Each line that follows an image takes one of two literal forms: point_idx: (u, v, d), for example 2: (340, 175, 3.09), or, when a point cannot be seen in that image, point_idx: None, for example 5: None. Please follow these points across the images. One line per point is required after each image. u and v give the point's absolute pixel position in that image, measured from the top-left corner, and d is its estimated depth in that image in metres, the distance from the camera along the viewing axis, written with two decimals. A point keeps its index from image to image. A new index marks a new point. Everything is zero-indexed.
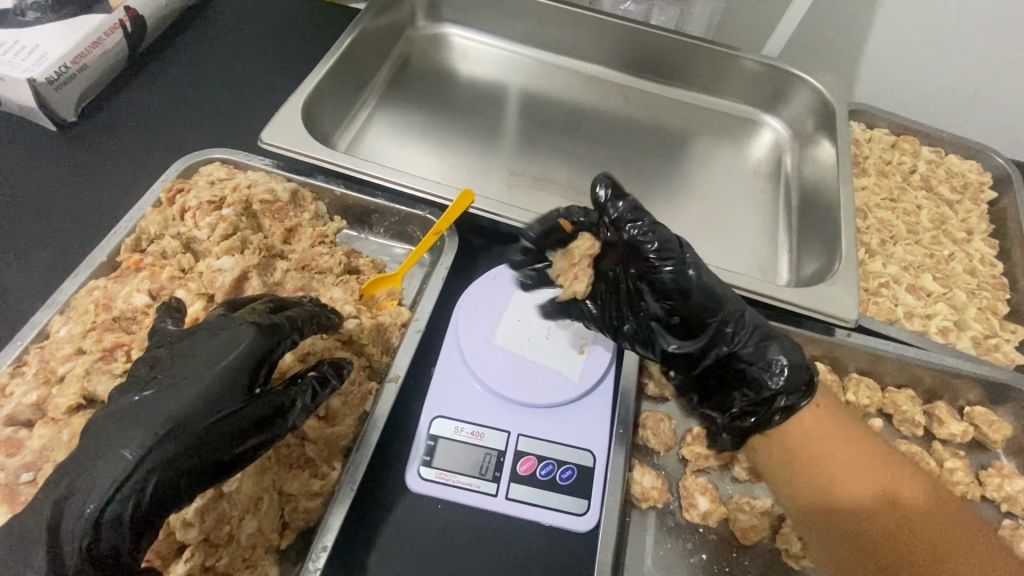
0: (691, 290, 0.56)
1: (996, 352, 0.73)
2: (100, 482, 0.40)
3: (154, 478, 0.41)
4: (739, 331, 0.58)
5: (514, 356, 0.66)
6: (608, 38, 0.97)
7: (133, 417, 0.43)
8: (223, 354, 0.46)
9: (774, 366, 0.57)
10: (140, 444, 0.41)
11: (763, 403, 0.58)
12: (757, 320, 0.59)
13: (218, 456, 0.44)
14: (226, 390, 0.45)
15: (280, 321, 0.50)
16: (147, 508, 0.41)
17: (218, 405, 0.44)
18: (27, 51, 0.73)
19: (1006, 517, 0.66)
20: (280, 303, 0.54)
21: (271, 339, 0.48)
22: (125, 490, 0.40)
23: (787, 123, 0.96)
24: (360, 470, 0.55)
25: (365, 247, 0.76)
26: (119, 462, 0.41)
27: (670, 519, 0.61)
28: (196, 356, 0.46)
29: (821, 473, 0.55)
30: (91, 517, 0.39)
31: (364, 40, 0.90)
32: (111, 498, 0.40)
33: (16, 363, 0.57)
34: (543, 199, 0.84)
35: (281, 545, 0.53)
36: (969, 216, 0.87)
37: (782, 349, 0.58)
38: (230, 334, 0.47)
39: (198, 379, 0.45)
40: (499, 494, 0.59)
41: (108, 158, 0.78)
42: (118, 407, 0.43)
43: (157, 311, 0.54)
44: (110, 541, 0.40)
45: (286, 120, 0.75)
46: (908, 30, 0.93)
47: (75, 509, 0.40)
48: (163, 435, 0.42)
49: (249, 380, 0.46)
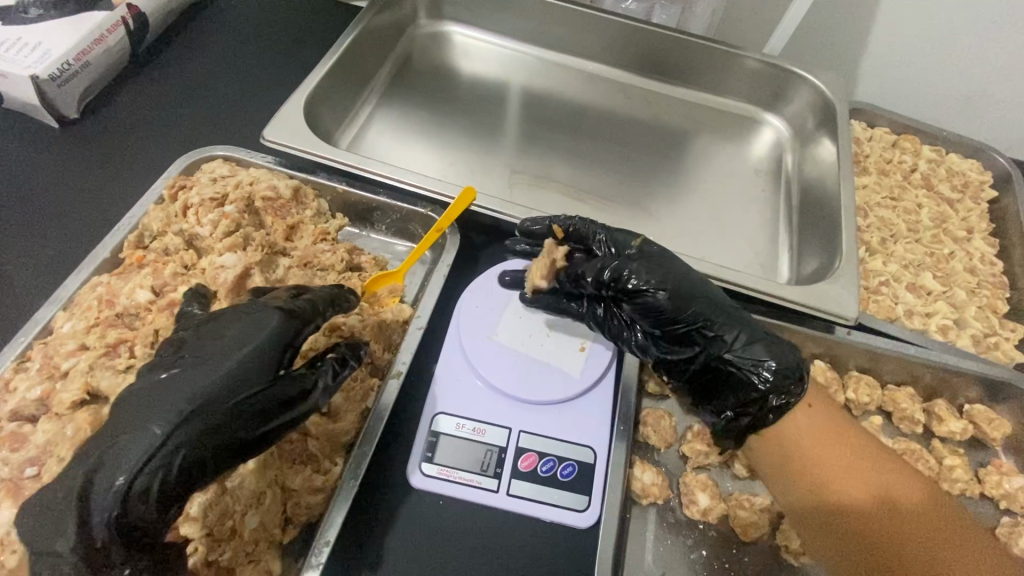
0: (670, 293, 0.60)
1: (996, 351, 0.73)
2: (130, 455, 0.42)
3: (181, 452, 0.43)
4: (726, 331, 0.60)
5: (515, 353, 0.66)
6: (608, 36, 0.97)
7: (161, 395, 0.44)
8: (248, 335, 0.49)
9: (762, 367, 0.59)
10: (168, 419, 0.43)
11: (754, 403, 0.59)
12: (743, 321, 0.61)
13: (242, 433, 0.45)
14: (252, 370, 0.47)
15: (304, 306, 0.53)
16: (173, 481, 0.42)
17: (243, 383, 0.46)
18: (29, 48, 0.74)
19: (1005, 515, 0.66)
20: (301, 289, 0.57)
21: (296, 323, 0.51)
22: (154, 463, 0.42)
23: (788, 122, 0.97)
24: (363, 465, 0.55)
25: (367, 245, 0.77)
26: (148, 436, 0.42)
27: (670, 515, 0.62)
28: (223, 338, 0.49)
29: (812, 467, 0.57)
30: (121, 489, 0.41)
31: (365, 38, 0.91)
32: (140, 471, 0.41)
33: (19, 359, 0.57)
34: (544, 196, 0.84)
35: (284, 540, 0.54)
36: (969, 215, 0.88)
37: (768, 347, 0.59)
38: (256, 317, 0.50)
39: (224, 360, 0.47)
40: (500, 490, 0.59)
41: (111, 155, 0.78)
42: (146, 385, 0.46)
43: (185, 296, 0.59)
44: (136, 513, 0.41)
45: (288, 117, 0.75)
46: (910, 29, 0.93)
47: (104, 481, 0.41)
48: (190, 411, 0.44)
49: (274, 361, 0.48)
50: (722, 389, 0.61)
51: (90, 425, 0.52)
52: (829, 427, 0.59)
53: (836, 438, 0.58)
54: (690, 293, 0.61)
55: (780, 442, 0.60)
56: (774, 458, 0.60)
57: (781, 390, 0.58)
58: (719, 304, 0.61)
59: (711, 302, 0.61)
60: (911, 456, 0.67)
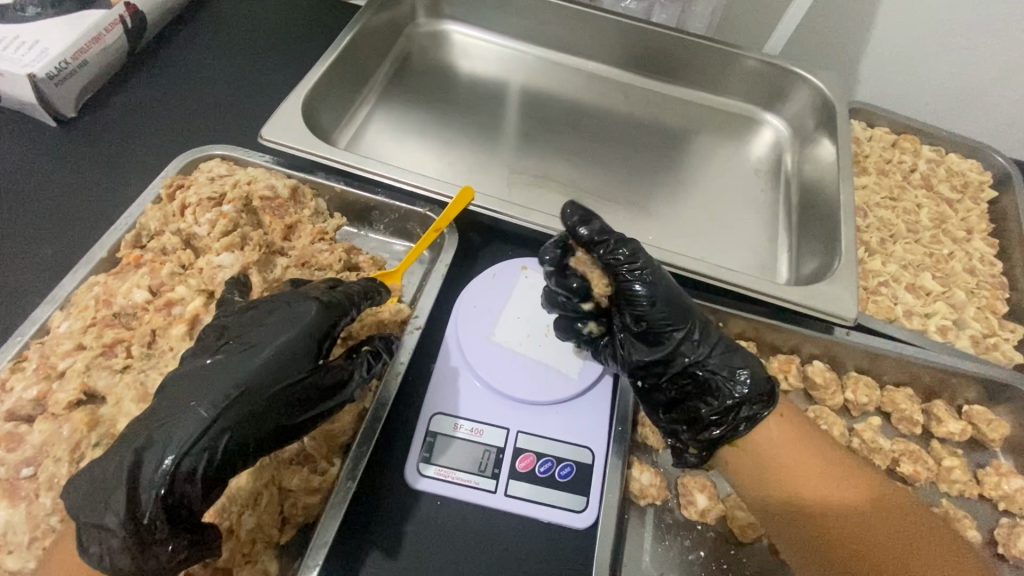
0: (664, 286, 0.59)
1: (994, 351, 0.73)
2: (177, 436, 0.42)
3: (226, 437, 0.44)
4: (705, 334, 0.59)
5: (513, 353, 0.66)
6: (608, 35, 0.97)
7: (208, 379, 0.46)
8: (289, 324, 0.50)
9: (738, 376, 0.57)
10: (214, 403, 0.44)
11: (727, 412, 0.58)
12: (719, 332, 0.60)
13: (283, 420, 0.47)
14: (293, 359, 0.49)
15: (340, 298, 0.55)
16: (217, 465, 0.43)
17: (284, 371, 0.48)
18: (26, 47, 0.73)
19: (1004, 516, 0.66)
20: (337, 281, 0.59)
21: (334, 314, 0.53)
22: (200, 445, 0.42)
23: (787, 121, 0.96)
24: (360, 466, 0.55)
25: (365, 244, 0.76)
26: (195, 418, 0.43)
27: (668, 516, 0.62)
28: (265, 326, 0.50)
29: (784, 475, 0.57)
30: (168, 468, 0.41)
31: (364, 37, 0.90)
32: (187, 450, 0.42)
33: (16, 359, 0.57)
34: (543, 196, 0.84)
35: (281, 540, 0.54)
36: (969, 216, 0.87)
37: (743, 359, 0.59)
38: (297, 307, 0.52)
39: (266, 347, 0.48)
40: (498, 491, 0.59)
41: (109, 154, 0.77)
42: (193, 368, 0.47)
43: (226, 285, 0.61)
44: (182, 493, 0.42)
45: (289, 115, 0.75)
46: (910, 29, 0.92)
47: (153, 460, 0.42)
48: (235, 396, 0.45)
49: (314, 350, 0.50)
50: (694, 397, 0.60)
51: (86, 425, 0.52)
52: (798, 438, 0.59)
53: (804, 449, 0.58)
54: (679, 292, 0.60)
55: (753, 453, 0.59)
56: (747, 473, 0.59)
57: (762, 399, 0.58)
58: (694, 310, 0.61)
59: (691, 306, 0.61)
60: (909, 457, 0.67)
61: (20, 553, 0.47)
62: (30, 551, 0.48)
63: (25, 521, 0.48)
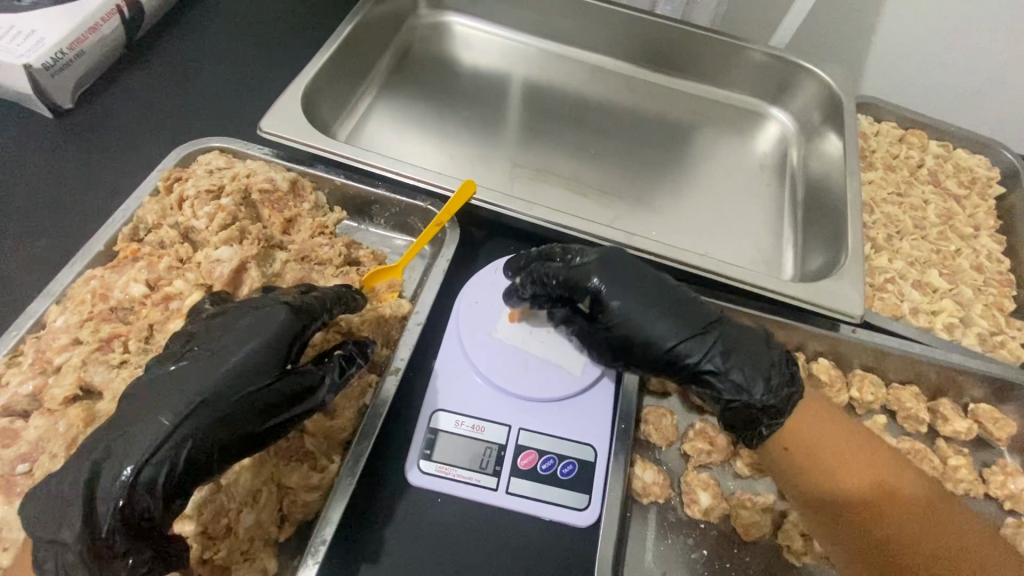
0: (619, 334, 0.60)
1: (1001, 349, 0.72)
2: (138, 444, 0.42)
3: (188, 444, 0.43)
4: (694, 353, 0.57)
5: (515, 349, 0.66)
6: (613, 27, 0.96)
7: (173, 385, 0.45)
8: (258, 327, 0.50)
9: (732, 412, 0.57)
10: (176, 411, 0.43)
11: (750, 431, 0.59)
12: (711, 367, 0.57)
13: (251, 425, 0.46)
14: (261, 364, 0.48)
15: (312, 302, 0.54)
16: (179, 474, 0.42)
17: (252, 374, 0.47)
18: (22, 36, 0.72)
19: (1010, 515, 0.66)
20: (310, 286, 0.58)
21: (303, 319, 0.52)
22: (160, 454, 0.42)
23: (794, 116, 0.95)
24: (360, 462, 0.54)
25: (366, 239, 0.75)
26: (156, 427, 0.42)
27: (671, 514, 0.61)
28: (231, 332, 0.49)
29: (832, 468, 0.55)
30: (127, 480, 0.40)
31: (364, 28, 0.89)
32: (147, 460, 0.41)
33: (12, 352, 0.56)
34: (546, 190, 0.83)
35: (280, 538, 0.53)
36: (976, 211, 0.86)
37: (734, 393, 0.57)
38: (264, 312, 0.51)
39: (235, 352, 0.47)
40: (499, 488, 0.58)
41: (107, 146, 0.76)
42: (157, 375, 0.46)
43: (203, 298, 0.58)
44: (142, 505, 0.41)
45: (285, 108, 0.74)
46: (919, 23, 0.91)
47: (111, 472, 0.41)
48: (198, 403, 0.44)
49: (282, 355, 0.49)
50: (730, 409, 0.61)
51: (83, 421, 0.51)
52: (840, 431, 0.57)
53: (847, 437, 0.56)
54: (645, 326, 0.58)
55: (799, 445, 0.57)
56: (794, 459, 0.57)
57: (771, 408, 0.56)
58: (690, 323, 0.58)
59: (676, 320, 0.58)
60: (915, 455, 0.66)
61: (15, 549, 0.47)
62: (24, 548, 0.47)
63: (20, 518, 0.48)
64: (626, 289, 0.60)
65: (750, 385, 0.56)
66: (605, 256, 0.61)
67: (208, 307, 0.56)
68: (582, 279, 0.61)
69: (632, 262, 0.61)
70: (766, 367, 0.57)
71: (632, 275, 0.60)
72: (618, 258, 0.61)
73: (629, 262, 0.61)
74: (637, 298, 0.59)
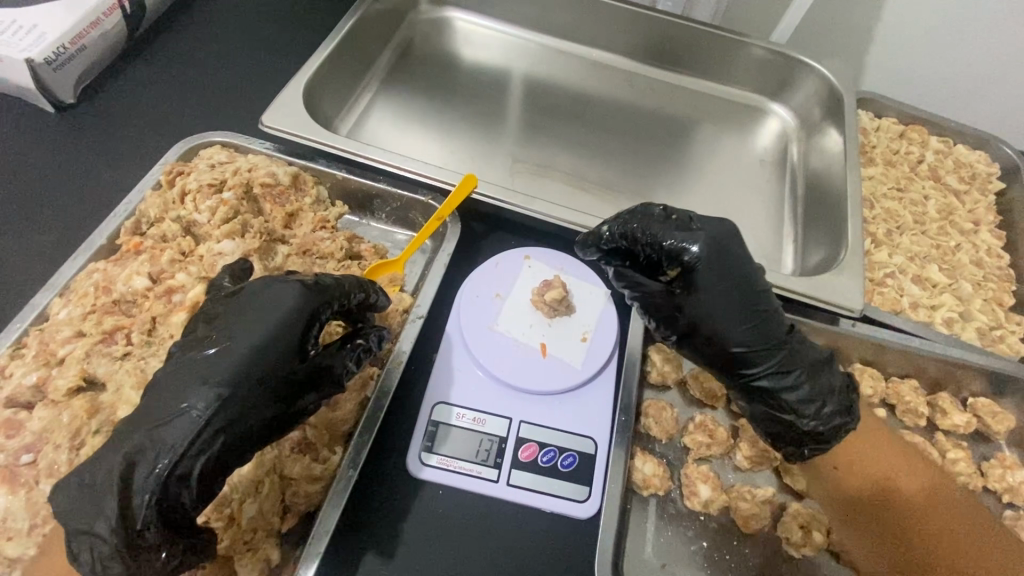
0: (689, 315, 0.58)
1: (1000, 343, 0.73)
2: (172, 439, 0.42)
3: (220, 438, 0.44)
4: (758, 362, 0.58)
5: (515, 342, 0.66)
6: (616, 22, 0.96)
7: (199, 375, 0.45)
8: (275, 312, 0.49)
9: (790, 424, 0.59)
10: (206, 404, 0.43)
11: (791, 442, 0.60)
12: (775, 370, 0.58)
13: (279, 410, 0.47)
14: (279, 353, 0.47)
15: (330, 283, 0.53)
16: (211, 466, 0.43)
17: (276, 362, 0.47)
18: (25, 31, 0.72)
19: (1007, 509, 0.66)
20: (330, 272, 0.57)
21: (315, 300, 0.51)
22: (195, 449, 0.42)
23: (794, 111, 0.95)
24: (362, 454, 0.55)
25: (367, 233, 0.75)
26: (187, 421, 0.43)
27: (671, 506, 0.61)
28: (248, 318, 0.48)
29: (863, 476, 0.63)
30: (162, 474, 0.41)
31: (365, 23, 0.89)
32: (181, 457, 0.42)
33: (14, 345, 0.56)
34: (546, 185, 0.83)
35: (282, 529, 0.53)
36: (976, 207, 0.87)
37: (793, 398, 0.58)
38: (278, 295, 0.50)
39: (250, 342, 0.47)
40: (500, 480, 0.59)
41: (110, 141, 0.77)
42: (184, 363, 0.46)
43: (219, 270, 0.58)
44: (174, 497, 0.42)
45: (287, 103, 0.74)
46: (918, 21, 0.92)
47: (144, 465, 0.41)
48: (226, 396, 0.44)
49: (297, 342, 0.49)
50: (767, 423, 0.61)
51: (86, 412, 0.51)
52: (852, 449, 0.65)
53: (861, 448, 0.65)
54: (727, 324, 0.57)
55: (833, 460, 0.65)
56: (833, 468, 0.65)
57: (816, 435, 0.58)
58: (769, 324, 0.58)
59: (759, 312, 0.58)
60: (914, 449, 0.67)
61: (20, 540, 0.47)
62: (30, 538, 0.47)
63: (25, 508, 0.48)
64: (724, 274, 0.57)
65: (802, 404, 0.58)
66: (715, 232, 0.58)
67: (228, 284, 0.56)
68: (678, 248, 0.57)
69: (737, 249, 0.59)
70: (825, 394, 0.59)
71: (733, 259, 0.58)
72: (723, 237, 0.58)
73: (734, 243, 0.59)
74: (731, 289, 0.57)
